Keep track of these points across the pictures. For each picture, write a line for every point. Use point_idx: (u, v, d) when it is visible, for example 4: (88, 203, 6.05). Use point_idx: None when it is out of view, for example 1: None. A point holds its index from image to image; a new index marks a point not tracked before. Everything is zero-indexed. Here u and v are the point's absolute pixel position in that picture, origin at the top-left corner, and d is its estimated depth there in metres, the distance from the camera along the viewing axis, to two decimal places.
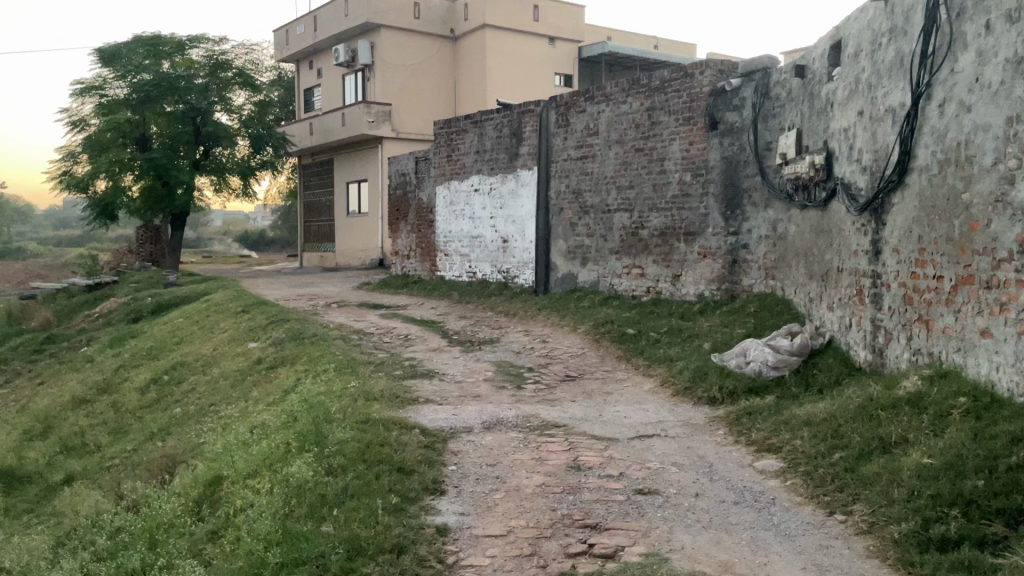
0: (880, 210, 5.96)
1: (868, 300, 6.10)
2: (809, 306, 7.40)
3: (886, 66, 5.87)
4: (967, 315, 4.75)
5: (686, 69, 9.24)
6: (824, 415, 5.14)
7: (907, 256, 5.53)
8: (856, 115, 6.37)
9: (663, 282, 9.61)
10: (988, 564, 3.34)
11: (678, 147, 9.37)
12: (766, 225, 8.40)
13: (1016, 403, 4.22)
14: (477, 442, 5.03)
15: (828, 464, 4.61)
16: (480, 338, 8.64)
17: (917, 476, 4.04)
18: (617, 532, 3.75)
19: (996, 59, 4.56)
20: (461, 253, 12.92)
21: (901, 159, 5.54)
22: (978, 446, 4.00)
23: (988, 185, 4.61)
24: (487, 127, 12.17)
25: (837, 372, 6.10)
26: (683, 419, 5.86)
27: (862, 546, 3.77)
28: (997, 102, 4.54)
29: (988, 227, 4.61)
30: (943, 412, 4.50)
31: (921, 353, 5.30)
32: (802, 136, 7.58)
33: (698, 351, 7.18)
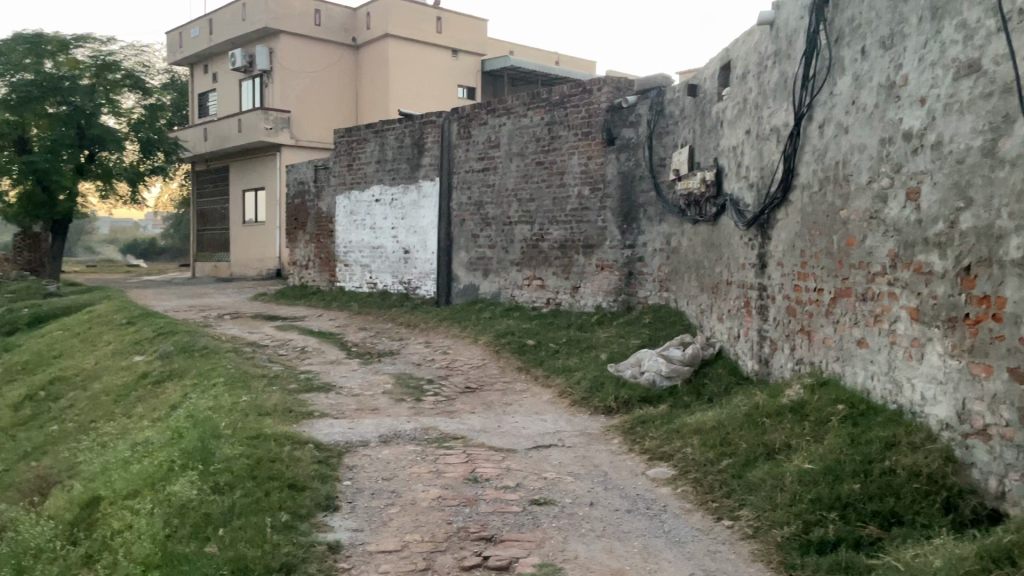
0: (765, 225, 6.21)
1: (755, 311, 6.35)
2: (700, 317, 7.63)
3: (771, 87, 6.13)
4: (845, 326, 5.02)
5: (584, 85, 9.42)
6: (713, 423, 5.31)
7: (791, 270, 5.78)
8: (744, 134, 6.63)
9: (562, 294, 9.72)
10: (863, 564, 3.50)
11: (577, 161, 9.54)
12: (660, 238, 8.65)
13: (889, 408, 4.48)
14: (374, 455, 4.95)
15: (717, 471, 4.75)
16: (378, 350, 8.53)
17: (798, 480, 4.21)
18: (512, 544, 3.75)
19: (871, 83, 4.83)
20: (361, 264, 12.74)
21: (785, 176, 5.80)
22: (855, 451, 4.21)
23: (864, 202, 4.87)
24: (388, 136, 12.08)
25: (727, 382, 6.32)
26: (579, 429, 5.93)
27: (747, 550, 3.89)
28: (871, 123, 4.81)
29: (863, 242, 4.85)
30: (823, 419, 4.72)
31: (804, 362, 5.56)
32: (694, 153, 7.84)
33: (595, 361, 7.29)
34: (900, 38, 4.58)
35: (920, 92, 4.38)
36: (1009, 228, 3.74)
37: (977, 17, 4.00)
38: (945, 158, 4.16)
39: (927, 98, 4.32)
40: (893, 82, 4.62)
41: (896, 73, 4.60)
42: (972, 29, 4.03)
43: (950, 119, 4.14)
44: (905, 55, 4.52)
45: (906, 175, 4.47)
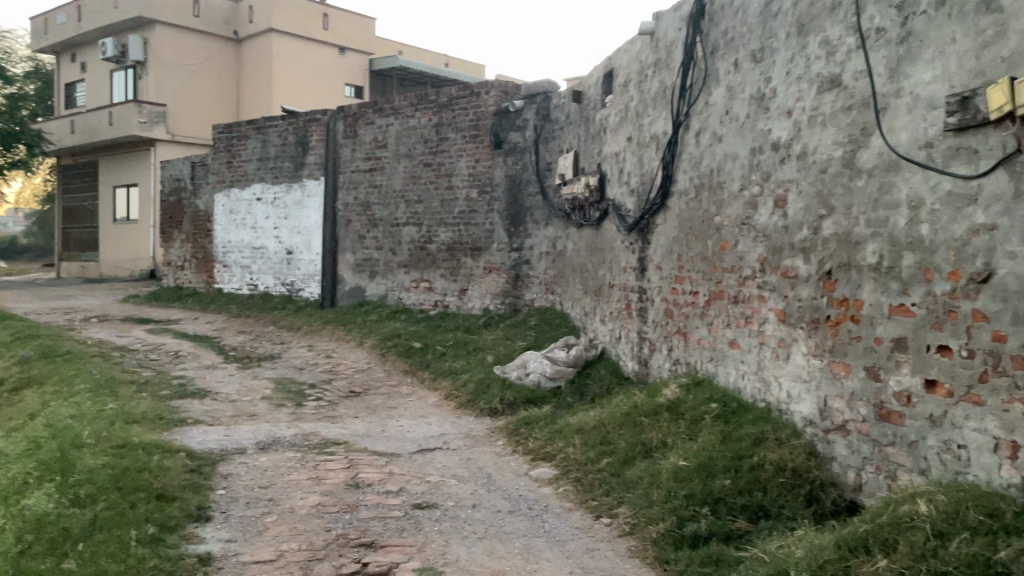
0: (645, 229, 6.39)
1: (635, 313, 6.52)
2: (584, 319, 7.78)
3: (651, 96, 6.32)
4: (718, 327, 5.30)
5: (471, 88, 9.46)
6: (593, 423, 5.41)
7: (668, 273, 5.98)
8: (626, 141, 6.80)
9: (450, 297, 9.71)
10: (732, 556, 3.65)
11: (465, 163, 9.55)
12: (546, 242, 8.78)
13: (758, 406, 4.78)
14: (250, 463, 4.79)
15: (596, 470, 4.84)
16: (258, 354, 8.27)
17: (673, 477, 4.34)
18: (392, 550, 3.70)
19: (743, 94, 5.06)
20: (241, 265, 12.33)
21: (664, 183, 6.00)
22: (726, 448, 4.39)
23: (735, 209, 5.12)
24: (271, 134, 11.76)
25: (608, 383, 6.47)
26: (463, 431, 5.92)
27: (625, 546, 3.98)
28: (743, 133, 5.04)
29: (735, 247, 5.12)
30: (697, 418, 4.90)
31: (680, 362, 5.78)
32: (579, 158, 7.99)
33: (482, 364, 7.31)
34: (769, 52, 4.82)
35: (787, 104, 4.63)
36: (865, 235, 4.04)
37: (839, 34, 4.25)
38: (809, 167, 4.43)
39: (793, 110, 4.57)
40: (762, 94, 4.86)
41: (765, 85, 4.84)
42: (834, 46, 4.28)
43: (814, 131, 4.39)
44: (773, 68, 4.76)
45: (774, 184, 4.73)
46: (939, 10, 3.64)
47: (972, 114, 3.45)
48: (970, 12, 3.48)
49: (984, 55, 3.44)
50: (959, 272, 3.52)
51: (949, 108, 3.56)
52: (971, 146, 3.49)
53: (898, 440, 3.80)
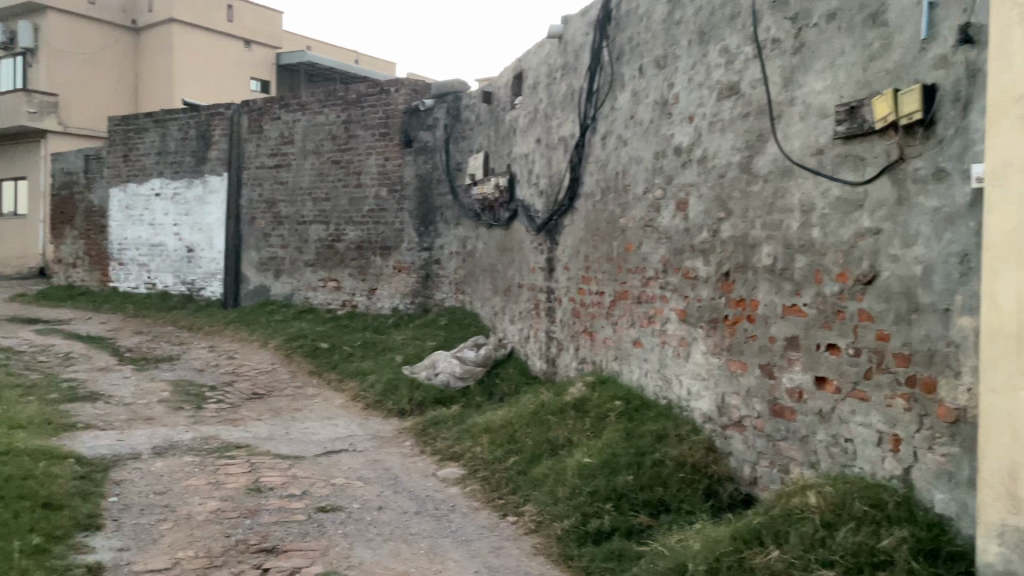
0: (553, 230, 6.46)
1: (544, 313, 6.59)
2: (494, 319, 7.81)
3: (559, 99, 6.40)
4: (623, 327, 5.44)
5: (381, 85, 9.38)
6: (501, 422, 5.44)
7: (576, 273, 6.08)
8: (534, 142, 6.87)
9: (358, 296, 9.58)
10: (634, 551, 3.73)
11: (374, 161, 9.46)
12: (456, 241, 8.79)
13: (660, 403, 4.96)
14: (145, 469, 4.61)
15: (503, 469, 4.87)
16: (157, 355, 7.97)
17: (578, 474, 4.40)
18: (295, 554, 3.63)
19: (648, 99, 5.21)
20: (139, 262, 11.85)
21: (572, 184, 6.11)
22: (629, 445, 4.50)
23: (640, 211, 5.27)
24: (171, 127, 11.36)
25: (517, 382, 6.54)
26: (371, 432, 5.86)
27: (530, 544, 4.01)
28: (647, 137, 5.21)
29: (639, 249, 5.27)
30: (602, 415, 5.00)
31: (587, 361, 5.89)
32: (489, 159, 8.02)
33: (390, 364, 7.24)
34: (672, 59, 4.96)
35: (689, 110, 4.79)
36: (761, 238, 4.21)
37: (737, 44, 4.42)
38: (709, 172, 4.60)
39: (694, 116, 4.74)
40: (666, 99, 5.02)
41: (669, 91, 4.99)
42: (733, 54, 4.45)
43: (714, 136, 4.57)
44: (677, 75, 4.92)
45: (676, 187, 4.91)
46: (829, 23, 3.82)
47: (859, 124, 3.63)
48: (858, 26, 3.67)
49: (870, 67, 3.62)
50: (846, 274, 3.71)
51: (838, 117, 3.74)
52: (857, 154, 3.67)
53: (790, 435, 3.99)
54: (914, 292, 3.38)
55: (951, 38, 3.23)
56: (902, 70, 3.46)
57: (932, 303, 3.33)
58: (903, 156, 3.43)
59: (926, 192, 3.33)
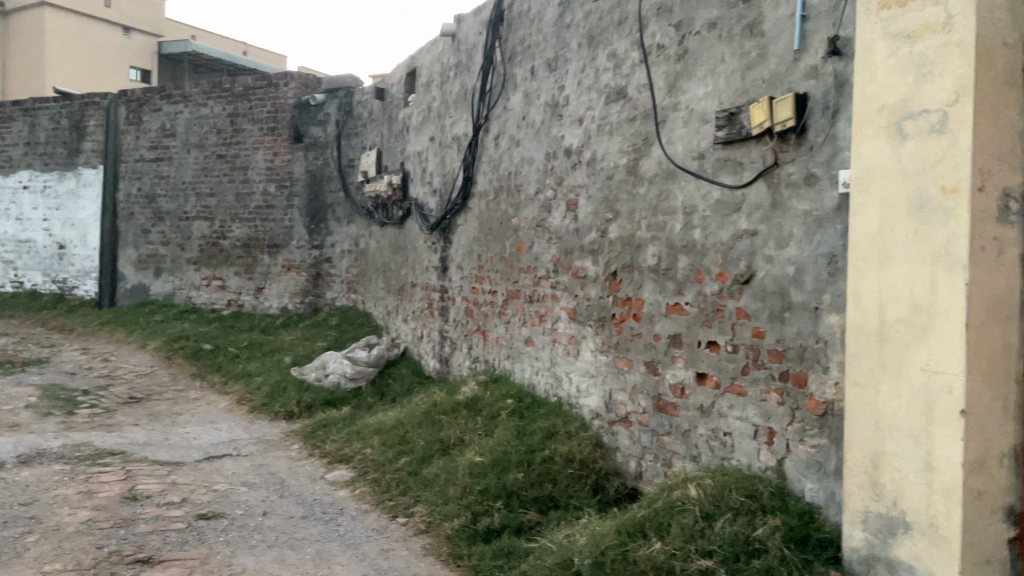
0: (447, 229, 6.45)
1: (436, 312, 6.58)
2: (386, 318, 7.73)
3: (452, 97, 6.40)
4: (514, 326, 5.49)
5: (269, 78, 9.13)
6: (392, 423, 5.40)
7: (469, 273, 6.10)
8: (427, 140, 6.84)
9: (245, 295, 9.29)
10: (523, 548, 3.77)
11: (262, 156, 9.19)
12: (348, 240, 8.67)
13: (551, 401, 5.03)
14: (8, 479, 4.33)
15: (393, 470, 4.82)
16: (24, 359, 7.49)
17: (469, 473, 4.40)
18: (172, 564, 3.48)
19: (539, 100, 5.27)
20: (4, 260, 11.11)
21: (465, 184, 6.11)
22: (520, 443, 4.54)
23: (532, 212, 5.33)
24: (41, 116, 10.72)
25: (409, 382, 6.50)
26: (256, 436, 5.69)
27: (419, 545, 3.99)
28: (538, 138, 5.27)
29: (531, 248, 5.32)
30: (493, 414, 5.03)
31: (479, 361, 5.92)
32: (382, 156, 7.93)
33: (278, 366, 7.06)
34: (562, 61, 5.04)
35: (579, 112, 4.88)
36: (647, 239, 4.33)
37: (625, 49, 4.53)
38: (598, 173, 4.69)
39: (584, 118, 4.83)
40: (557, 101, 5.09)
41: (559, 93, 5.07)
42: (621, 59, 4.55)
43: (602, 139, 4.67)
44: (567, 77, 5.00)
45: (567, 188, 4.98)
46: (711, 32, 3.96)
47: (737, 130, 3.77)
48: (737, 35, 3.81)
49: (747, 75, 3.77)
50: (725, 274, 3.85)
51: (718, 123, 3.88)
52: (736, 158, 3.82)
53: (673, 430, 4.12)
54: (787, 291, 3.54)
55: (821, 50, 3.40)
56: (777, 79, 3.62)
57: (803, 302, 3.49)
58: (778, 161, 3.58)
59: (798, 196, 3.50)
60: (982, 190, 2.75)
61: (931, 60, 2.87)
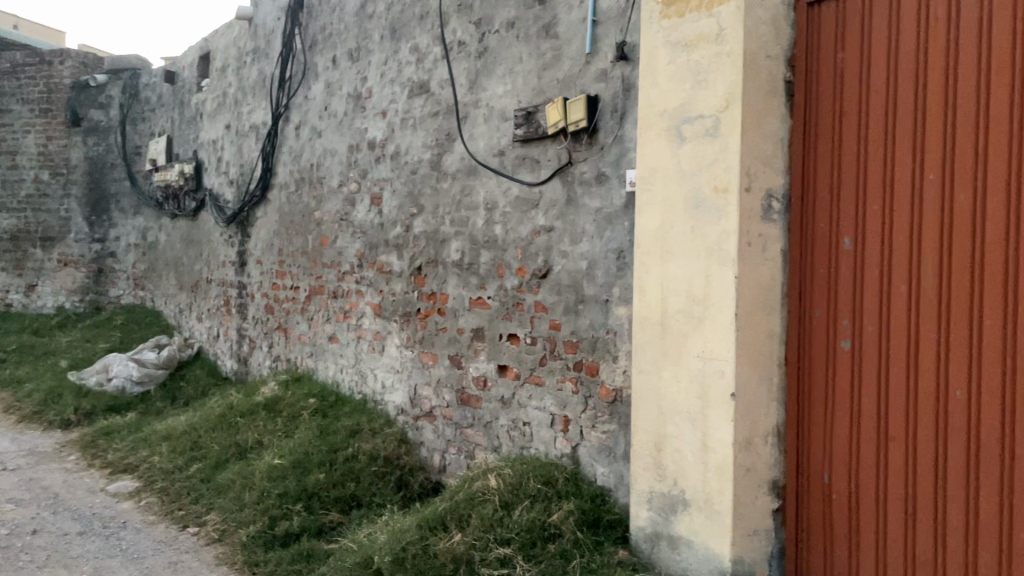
0: (244, 222, 6.17)
1: (234, 310, 6.29)
2: (178, 317, 7.28)
3: (249, 84, 6.12)
4: (317, 323, 5.35)
5: (42, 55, 8.31)
6: (184, 428, 5.09)
7: (269, 268, 5.87)
8: (223, 128, 6.50)
9: (13, 293, 8.41)
10: (323, 550, 3.68)
11: (33, 141, 8.38)
12: (134, 233, 8.07)
13: (355, 398, 4.96)
14: None
15: (184, 477, 4.54)
16: None
17: (267, 476, 4.23)
18: None
19: (340, 92, 5.16)
20: None
21: (264, 175, 5.87)
22: (322, 443, 4.43)
23: (335, 205, 5.21)
24: None
25: (204, 384, 6.17)
26: (26, 448, 5.17)
27: (212, 555, 3.79)
28: (341, 130, 5.16)
29: (334, 243, 5.20)
30: (294, 414, 4.89)
31: (280, 359, 5.72)
32: (172, 144, 7.44)
33: (53, 370, 6.46)
34: (364, 53, 4.97)
35: (381, 105, 4.83)
36: (450, 234, 4.36)
37: (426, 43, 4.53)
38: (402, 167, 4.67)
39: (387, 111, 4.78)
40: (359, 93, 5.00)
41: (361, 85, 4.99)
42: (422, 53, 4.55)
43: (405, 133, 4.66)
44: (369, 69, 4.93)
45: (370, 181, 4.92)
46: (509, 31, 4.05)
47: (534, 128, 3.88)
48: (533, 36, 3.92)
49: (543, 76, 3.89)
50: (524, 268, 3.96)
51: (517, 121, 3.97)
52: (533, 156, 3.93)
53: (475, 422, 4.19)
54: (581, 284, 3.69)
55: (610, 54, 3.57)
56: (570, 81, 3.76)
57: (595, 295, 3.66)
58: (572, 160, 3.73)
59: (590, 194, 3.66)
60: (748, 190, 2.99)
61: (705, 67, 3.09)
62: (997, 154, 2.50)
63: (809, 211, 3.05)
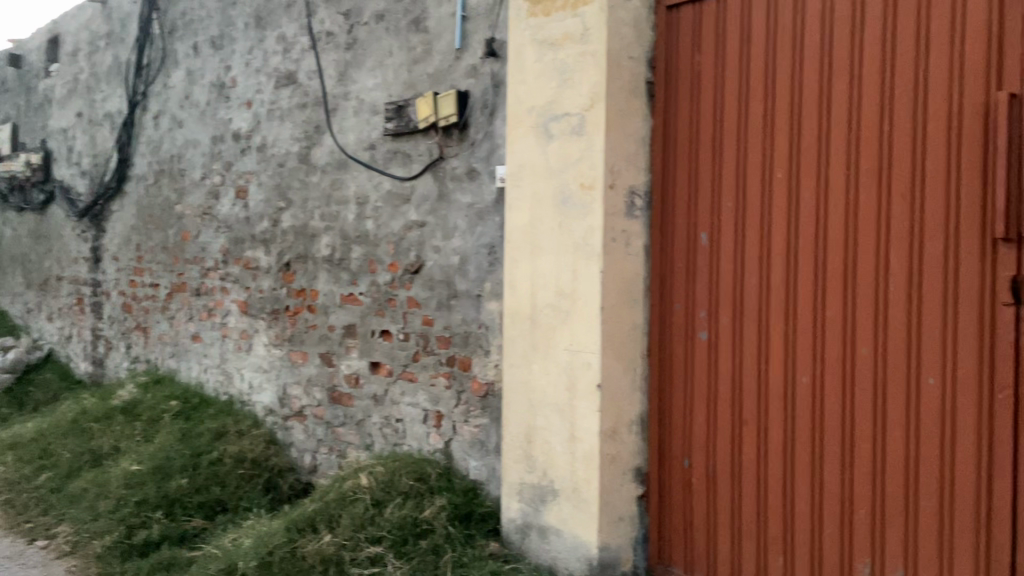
0: (99, 216, 5.83)
1: (88, 309, 5.94)
2: (26, 317, 6.81)
3: (103, 70, 5.79)
4: (179, 321, 5.12)
5: None
6: (31, 435, 4.77)
7: (126, 264, 5.57)
8: (74, 116, 6.12)
9: None
10: (185, 558, 3.54)
11: None
12: None
13: (220, 399, 4.78)
14: None
15: (32, 488, 4.25)
16: None
17: (124, 484, 4.02)
18: None
19: (202, 80, 4.96)
20: None
21: (119, 166, 5.57)
22: (184, 446, 4.25)
23: (197, 198, 5.00)
24: None
25: (55, 388, 5.79)
26: None
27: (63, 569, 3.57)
28: (203, 120, 4.95)
29: (197, 237, 4.99)
30: (155, 418, 4.67)
31: (139, 360, 5.45)
32: (18, 132, 6.95)
33: None
34: (228, 40, 4.79)
35: (247, 95, 4.67)
36: (320, 229, 4.27)
37: (293, 33, 4.41)
38: (268, 160, 4.53)
39: (252, 102, 4.63)
40: (222, 83, 4.82)
41: (225, 74, 4.81)
42: (289, 43, 4.43)
43: (272, 124, 4.52)
44: (232, 58, 4.76)
45: (235, 174, 4.75)
46: (378, 24, 4.00)
47: (405, 122, 3.85)
48: (403, 29, 3.89)
49: (414, 70, 3.86)
50: (396, 264, 3.92)
51: (388, 114, 3.93)
52: (405, 151, 3.90)
53: (347, 421, 4.12)
54: (453, 280, 3.69)
55: (480, 51, 3.59)
56: (441, 76, 3.75)
57: (467, 290, 3.68)
58: (443, 155, 3.72)
59: (462, 189, 3.66)
60: (612, 188, 3.14)
61: (571, 67, 3.21)
62: (836, 157, 2.71)
63: (670, 209, 3.21)
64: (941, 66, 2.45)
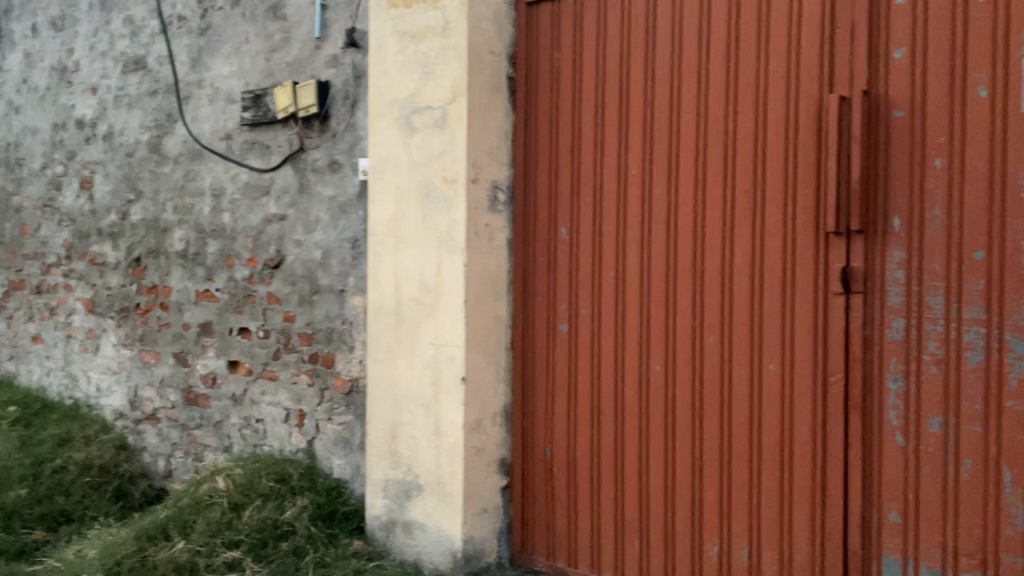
0: None
1: None
2: None
3: None
4: (19, 322, 4.80)
5: None
6: None
7: None
8: None
9: None
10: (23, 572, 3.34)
11: None
12: None
13: (65, 404, 4.51)
14: None
15: None
16: None
17: None
18: None
19: (42, 64, 4.64)
20: None
21: None
22: (24, 454, 3.98)
23: (37, 190, 4.68)
24: None
25: None
26: None
27: None
28: (43, 106, 4.64)
29: (38, 231, 4.68)
30: None
31: None
32: None
33: None
34: (71, 22, 4.50)
35: (91, 80, 4.41)
36: (172, 222, 4.08)
37: (142, 15, 4.20)
38: (116, 150, 4.29)
39: (97, 87, 4.37)
40: (64, 66, 4.53)
41: (67, 57, 4.52)
42: (138, 26, 4.21)
43: (119, 112, 4.29)
44: (75, 41, 4.48)
45: (79, 164, 4.47)
46: (234, 9, 3.85)
47: (263, 112, 3.73)
48: (260, 16, 3.77)
49: (272, 58, 3.75)
50: (255, 258, 3.79)
51: (245, 103, 3.80)
52: (263, 141, 3.78)
53: (204, 422, 3.96)
54: (315, 275, 3.61)
55: (340, 40, 3.53)
56: (300, 65, 3.66)
57: (330, 285, 3.60)
58: (303, 146, 3.63)
59: (323, 181, 3.58)
60: (475, 181, 3.16)
61: (432, 60, 3.20)
62: (685, 157, 2.89)
63: (531, 203, 3.26)
64: (780, 75, 2.70)
